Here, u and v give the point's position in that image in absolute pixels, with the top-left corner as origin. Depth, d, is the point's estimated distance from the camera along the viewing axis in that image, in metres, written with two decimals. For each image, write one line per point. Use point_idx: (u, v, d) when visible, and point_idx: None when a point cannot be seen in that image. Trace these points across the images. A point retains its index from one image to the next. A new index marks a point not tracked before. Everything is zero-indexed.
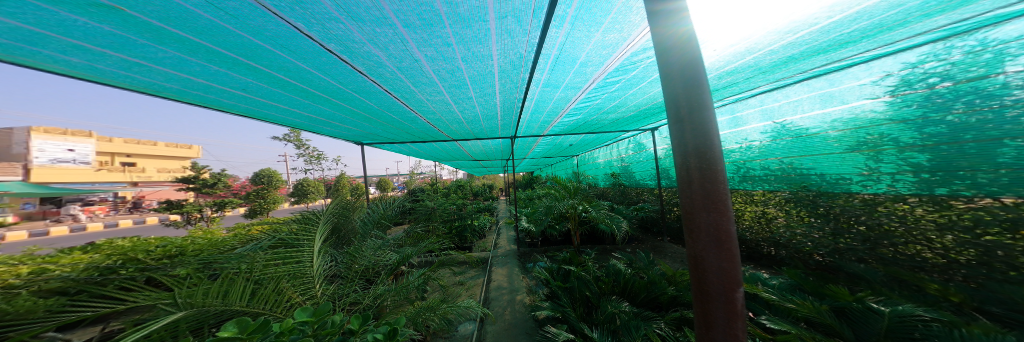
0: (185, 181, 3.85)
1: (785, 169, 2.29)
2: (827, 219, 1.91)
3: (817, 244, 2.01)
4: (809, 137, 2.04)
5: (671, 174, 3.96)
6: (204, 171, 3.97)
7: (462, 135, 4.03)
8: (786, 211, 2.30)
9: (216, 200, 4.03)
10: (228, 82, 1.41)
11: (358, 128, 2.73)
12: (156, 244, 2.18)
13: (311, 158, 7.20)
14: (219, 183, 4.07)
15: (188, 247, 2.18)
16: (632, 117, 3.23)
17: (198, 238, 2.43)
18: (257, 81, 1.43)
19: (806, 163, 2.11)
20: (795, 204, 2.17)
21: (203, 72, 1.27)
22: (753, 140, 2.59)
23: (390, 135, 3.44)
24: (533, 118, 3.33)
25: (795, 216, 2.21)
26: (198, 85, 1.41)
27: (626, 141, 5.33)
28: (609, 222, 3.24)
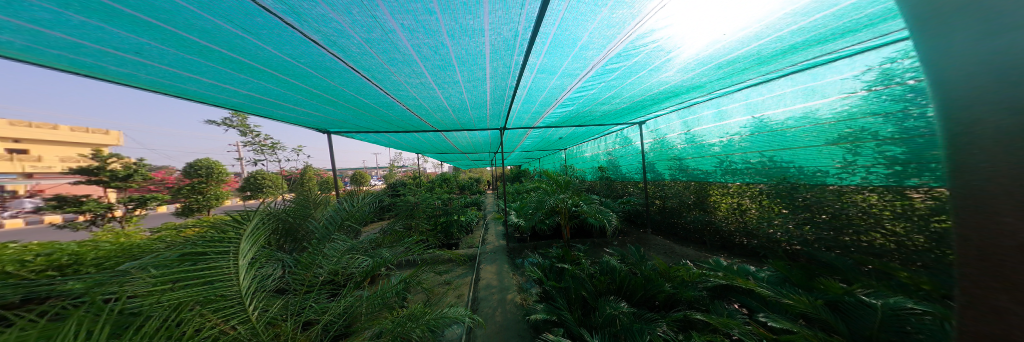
0: (84, 173, 3.05)
1: (764, 162, 2.40)
2: (800, 210, 2.05)
3: (790, 234, 2.14)
4: (784, 131, 2.20)
5: (656, 168, 4.06)
6: (113, 159, 3.20)
7: (448, 125, 3.75)
8: (762, 203, 2.43)
9: (136, 195, 3.30)
10: (103, 52, 0.97)
11: (323, 116, 2.32)
12: (35, 252, 1.67)
13: (266, 148, 6.29)
14: (136, 175, 3.30)
15: (87, 255, 1.70)
16: (624, 110, 3.20)
17: (103, 244, 1.93)
18: (169, 48, 1.01)
19: (785, 157, 2.21)
20: (773, 196, 2.29)
21: (50, 33, 0.83)
22: (734, 134, 2.72)
23: (366, 124, 3.05)
24: (524, 109, 3.15)
25: (771, 208, 2.34)
26: (57, 54, 0.95)
27: (614, 135, 5.38)
28: (599, 216, 3.26)
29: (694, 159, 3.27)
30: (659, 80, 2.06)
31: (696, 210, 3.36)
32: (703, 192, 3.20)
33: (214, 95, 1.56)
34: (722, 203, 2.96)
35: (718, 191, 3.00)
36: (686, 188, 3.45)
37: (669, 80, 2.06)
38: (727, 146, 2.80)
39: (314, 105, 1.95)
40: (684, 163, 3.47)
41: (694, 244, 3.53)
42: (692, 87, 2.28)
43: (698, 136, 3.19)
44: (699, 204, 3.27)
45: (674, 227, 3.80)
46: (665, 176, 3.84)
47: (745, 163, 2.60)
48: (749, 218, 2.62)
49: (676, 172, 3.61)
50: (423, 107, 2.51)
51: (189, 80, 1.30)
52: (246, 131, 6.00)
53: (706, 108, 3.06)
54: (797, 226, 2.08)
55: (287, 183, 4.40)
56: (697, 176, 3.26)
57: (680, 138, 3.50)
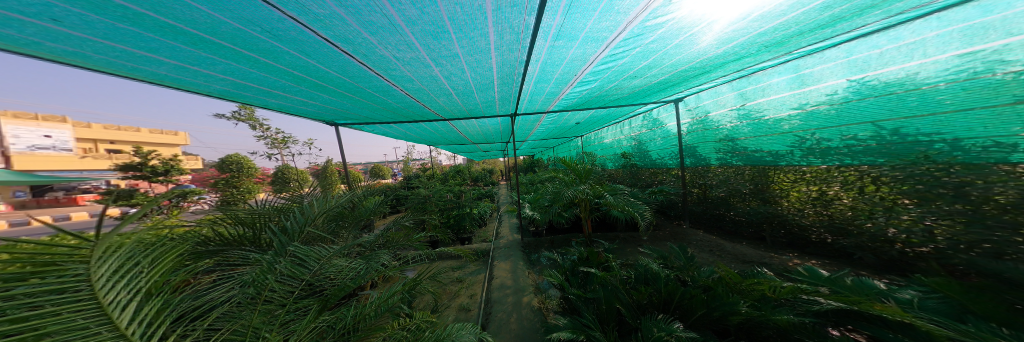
0: (127, 168, 3.41)
1: (878, 138, 1.70)
2: (940, 200, 1.46)
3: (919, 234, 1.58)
4: (918, 91, 1.50)
5: (697, 152, 3.39)
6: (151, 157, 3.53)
7: (455, 113, 3.49)
8: (862, 192, 1.83)
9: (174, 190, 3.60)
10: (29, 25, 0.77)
11: (320, 104, 2.15)
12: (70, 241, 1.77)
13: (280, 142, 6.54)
14: (170, 171, 3.66)
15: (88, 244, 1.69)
16: (658, 86, 2.58)
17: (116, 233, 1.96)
18: (102, 16, 0.78)
19: (923, 128, 1.51)
20: (890, 182, 1.66)
21: None
22: (814, 104, 2.01)
23: (368, 113, 2.87)
24: (540, 89, 2.72)
25: (881, 198, 1.72)
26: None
27: (641, 116, 4.70)
28: (629, 209, 2.80)
29: (757, 137, 2.57)
30: (727, 34, 1.49)
31: (753, 201, 2.73)
32: (761, 178, 2.59)
33: (197, 84, 1.40)
34: (793, 191, 2.34)
35: (786, 177, 2.38)
36: (737, 175, 2.83)
37: (740, 33, 1.48)
38: (810, 119, 2.07)
39: (305, 91, 1.76)
40: (739, 143, 2.79)
41: (748, 241, 2.95)
42: (765, 46, 1.66)
43: (758, 110, 2.50)
44: (757, 195, 2.66)
45: (720, 221, 3.23)
46: (713, 160, 3.15)
47: (839, 139, 1.90)
48: (836, 211, 2.04)
49: (726, 154, 2.96)
50: (419, 91, 2.21)
51: (152, 61, 1.08)
52: (260, 125, 6.22)
53: (774, 74, 2.26)
54: (934, 225, 1.51)
55: (307, 177, 4.60)
56: (756, 157, 2.62)
57: (733, 114, 2.81)
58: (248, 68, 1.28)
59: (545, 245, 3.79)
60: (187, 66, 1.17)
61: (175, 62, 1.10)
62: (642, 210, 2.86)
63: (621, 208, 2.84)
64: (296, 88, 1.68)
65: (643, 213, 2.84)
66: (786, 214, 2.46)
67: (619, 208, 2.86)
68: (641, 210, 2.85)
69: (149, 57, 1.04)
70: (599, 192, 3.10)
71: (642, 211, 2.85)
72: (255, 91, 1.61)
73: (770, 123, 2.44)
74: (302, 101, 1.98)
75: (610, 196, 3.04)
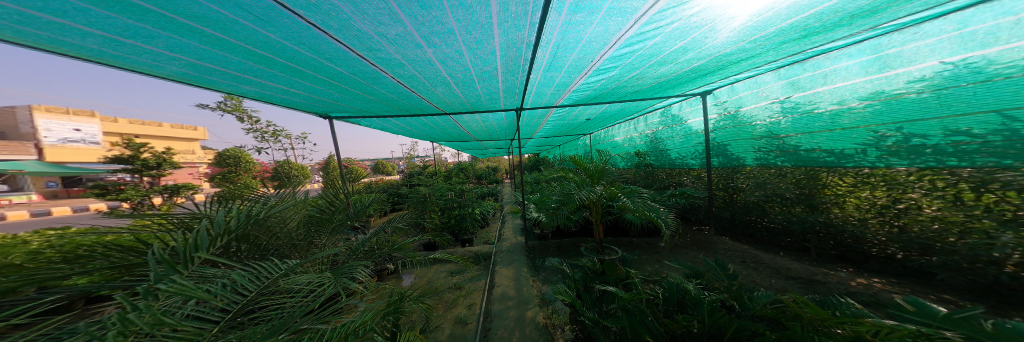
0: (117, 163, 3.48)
1: (1009, 132, 1.26)
2: None
3: None
4: None
5: (728, 150, 3.03)
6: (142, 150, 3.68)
7: (455, 106, 3.24)
8: (943, 201, 1.56)
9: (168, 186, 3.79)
10: None
11: (307, 94, 2.01)
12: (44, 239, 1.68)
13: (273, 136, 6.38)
14: (162, 164, 3.85)
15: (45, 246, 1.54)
16: (687, 74, 2.22)
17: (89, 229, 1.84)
18: None
19: None
20: (982, 192, 1.40)
21: None
22: (892, 93, 1.63)
23: (363, 106, 2.71)
24: (547, 79, 2.45)
25: (963, 207, 1.48)
26: None
27: (659, 112, 4.30)
28: (651, 215, 2.47)
29: (813, 133, 2.16)
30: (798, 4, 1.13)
31: (797, 208, 2.38)
32: (809, 182, 2.24)
33: (148, 64, 1.24)
34: (853, 197, 1.99)
35: (844, 180, 2.03)
36: (780, 178, 2.46)
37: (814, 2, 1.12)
38: (897, 109, 1.62)
39: (283, 76, 1.59)
40: (787, 139, 2.38)
41: (786, 251, 2.61)
42: (848, 17, 1.21)
43: (814, 101, 2.11)
44: (803, 201, 2.31)
45: (754, 227, 2.88)
46: (749, 160, 2.78)
47: (943, 135, 1.47)
48: (914, 223, 1.70)
49: (768, 153, 2.56)
50: (408, 78, 1.96)
51: (75, 32, 0.90)
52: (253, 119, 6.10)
53: (842, 56, 1.86)
54: None
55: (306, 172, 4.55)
56: (808, 157, 2.22)
57: (780, 106, 2.41)
58: (197, 43, 1.08)
59: (551, 249, 3.78)
60: (118, 39, 0.98)
61: (101, 33, 0.91)
62: (666, 216, 2.53)
63: (641, 214, 2.51)
64: (270, 72, 1.51)
65: (667, 219, 2.51)
66: (841, 223, 2.10)
67: (638, 214, 2.52)
68: (666, 217, 2.52)
69: (63, 24, 0.84)
70: (616, 194, 2.78)
71: (666, 217, 2.51)
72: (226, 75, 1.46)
73: (825, 118, 2.07)
74: (281, 89, 1.83)
75: (628, 199, 2.71)
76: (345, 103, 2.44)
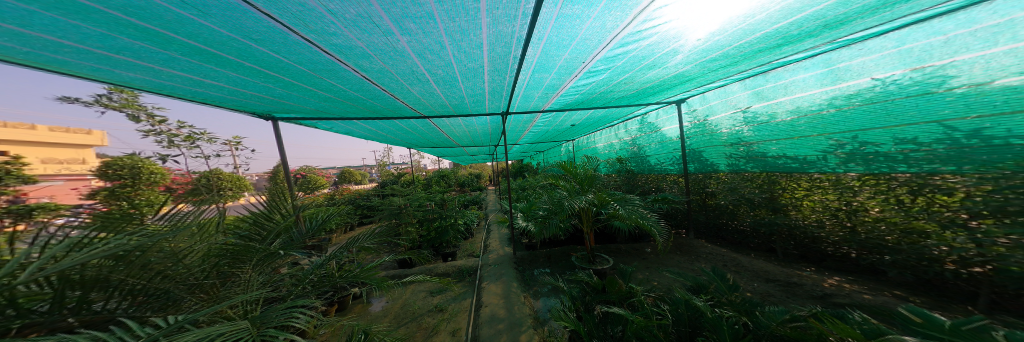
0: None
1: (950, 141, 1.41)
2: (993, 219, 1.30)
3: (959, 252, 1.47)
4: (994, 87, 1.23)
5: (703, 157, 3.17)
6: None
7: (435, 108, 2.95)
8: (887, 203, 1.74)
9: None
10: None
11: (237, 90, 1.60)
12: None
13: None
14: None
15: None
16: (670, 80, 2.27)
17: None
18: None
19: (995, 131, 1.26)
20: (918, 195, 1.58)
21: None
22: (845, 103, 1.79)
23: (319, 107, 2.30)
24: (534, 81, 2.34)
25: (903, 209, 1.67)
26: None
27: (637, 119, 4.50)
28: (642, 222, 2.42)
29: (778, 140, 2.32)
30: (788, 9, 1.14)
31: (764, 211, 2.57)
32: (774, 187, 2.41)
33: None
34: (808, 200, 2.19)
35: (803, 185, 2.22)
36: (748, 183, 2.62)
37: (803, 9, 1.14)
38: (853, 119, 1.78)
39: (192, 63, 1.20)
40: (755, 146, 2.55)
41: (757, 252, 2.78)
42: (822, 25, 1.30)
43: (776, 111, 2.29)
44: (770, 205, 2.48)
45: (728, 230, 3.04)
46: (722, 166, 2.94)
47: (893, 143, 1.62)
48: (863, 224, 1.88)
49: (739, 160, 2.72)
50: (374, 73, 1.67)
51: None
52: None
53: (798, 69, 2.04)
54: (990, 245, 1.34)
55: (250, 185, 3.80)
56: (775, 163, 2.39)
57: (746, 115, 2.59)
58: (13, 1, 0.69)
59: (540, 260, 3.63)
60: None
61: None
62: (656, 223, 2.52)
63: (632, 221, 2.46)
64: (163, 54, 1.10)
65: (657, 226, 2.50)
66: (802, 225, 2.29)
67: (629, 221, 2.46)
68: (655, 223, 2.51)
69: None
70: (606, 201, 2.73)
71: (655, 224, 2.50)
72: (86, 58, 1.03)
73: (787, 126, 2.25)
74: (190, 81, 1.39)
75: (618, 206, 2.66)
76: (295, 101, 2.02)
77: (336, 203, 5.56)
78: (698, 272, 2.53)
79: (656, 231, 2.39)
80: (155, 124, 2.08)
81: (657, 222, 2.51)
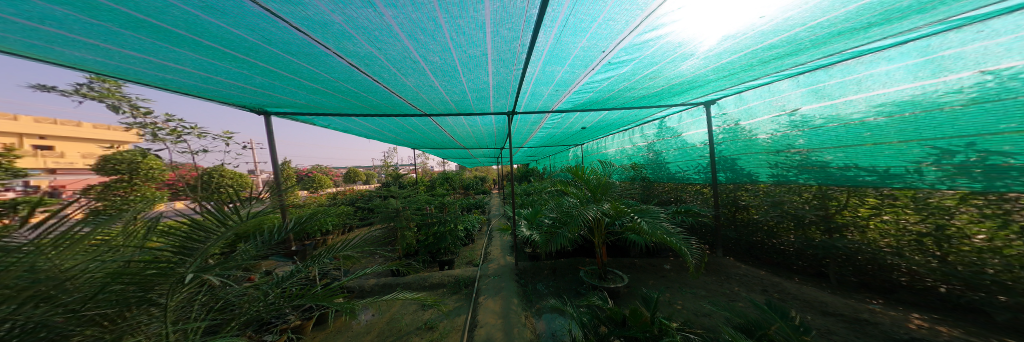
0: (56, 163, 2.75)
1: None
2: None
3: None
4: None
5: (738, 165, 2.75)
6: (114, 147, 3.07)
7: (437, 104, 2.73)
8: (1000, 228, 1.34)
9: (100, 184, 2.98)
10: None
11: (207, 77, 1.41)
12: None
13: None
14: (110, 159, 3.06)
15: None
16: (706, 73, 1.94)
17: None
18: None
19: None
20: None
21: None
22: (948, 102, 1.37)
23: (311, 100, 2.13)
24: (545, 73, 2.09)
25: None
26: None
27: (654, 123, 4.16)
28: (669, 240, 1.93)
29: (844, 148, 1.86)
30: None
31: (813, 230, 2.17)
32: (829, 202, 2.01)
33: None
34: (878, 220, 1.79)
35: (869, 201, 1.82)
36: (794, 195, 2.22)
37: None
38: (965, 120, 1.33)
39: (141, 40, 1.00)
40: (811, 154, 2.09)
41: (803, 277, 2.34)
42: None
43: (839, 112, 1.86)
44: (824, 223, 2.07)
45: (764, 248, 2.60)
46: (765, 177, 2.47)
47: None
48: (961, 254, 1.48)
49: (788, 170, 2.25)
50: (360, 59, 1.45)
51: None
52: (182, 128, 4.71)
53: (879, 61, 1.62)
54: None
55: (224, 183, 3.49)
56: (838, 174, 1.93)
57: (796, 118, 2.16)
58: None
59: (544, 273, 3.30)
60: None
61: None
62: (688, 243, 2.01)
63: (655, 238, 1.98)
64: (102, 27, 0.89)
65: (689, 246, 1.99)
66: (868, 249, 1.88)
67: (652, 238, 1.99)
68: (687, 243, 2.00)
69: None
70: (624, 212, 2.37)
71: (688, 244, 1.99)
72: (8, 28, 0.84)
73: (853, 132, 1.80)
74: (154, 65, 1.22)
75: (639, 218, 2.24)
76: (278, 93, 1.82)
77: (336, 204, 5.48)
78: (730, 297, 2.14)
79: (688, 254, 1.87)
80: (137, 115, 1.99)
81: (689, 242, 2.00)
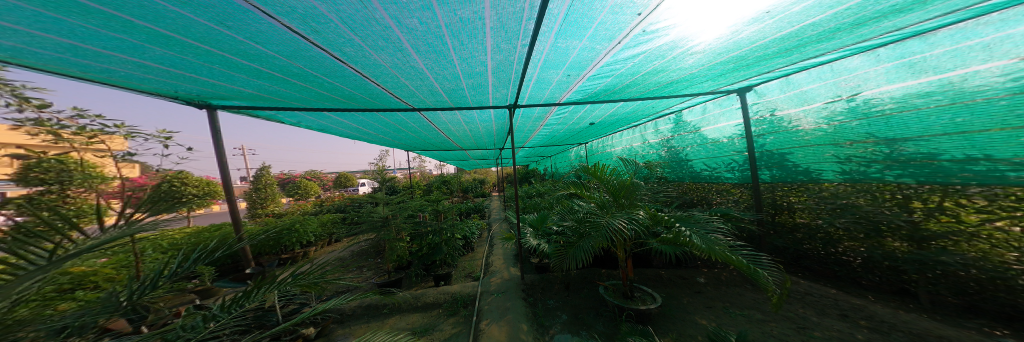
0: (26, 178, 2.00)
1: None
2: None
3: None
4: None
5: (785, 161, 2.31)
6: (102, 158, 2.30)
7: (425, 95, 2.26)
8: None
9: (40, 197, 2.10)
10: None
11: (68, 44, 0.94)
12: None
13: None
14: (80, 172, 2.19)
15: None
16: (766, 44, 1.51)
17: None
18: None
19: None
20: None
21: None
22: None
23: (261, 89, 1.67)
24: (559, 47, 1.64)
25: None
26: None
27: (670, 117, 3.75)
28: (734, 258, 1.31)
29: (970, 134, 1.35)
30: None
31: (891, 240, 1.77)
32: (914, 205, 1.64)
33: None
34: (994, 228, 1.39)
35: (981, 205, 1.42)
36: (863, 196, 1.83)
37: None
38: None
39: None
40: (907, 143, 1.60)
41: (879, 294, 1.92)
42: None
43: (948, 88, 1.39)
44: (905, 231, 1.69)
45: (818, 259, 2.24)
46: (824, 174, 2.05)
47: None
48: None
49: (867, 165, 1.77)
50: (300, 19, 0.99)
51: None
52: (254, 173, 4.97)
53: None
54: None
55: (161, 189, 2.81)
56: (954, 169, 1.44)
57: (877, 100, 1.69)
58: None
59: (556, 288, 2.89)
60: None
61: None
62: (768, 267, 1.35)
63: (713, 257, 1.37)
64: None
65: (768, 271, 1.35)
66: (980, 266, 1.46)
67: (706, 256, 1.39)
68: (765, 267, 1.35)
69: None
70: (665, 220, 1.82)
71: (768, 269, 1.33)
72: None
73: (975, 113, 1.33)
74: None
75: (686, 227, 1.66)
76: (208, 76, 1.36)
77: (323, 212, 5.01)
78: (799, 322, 1.66)
79: (771, 285, 1.22)
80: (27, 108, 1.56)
81: (769, 265, 1.35)
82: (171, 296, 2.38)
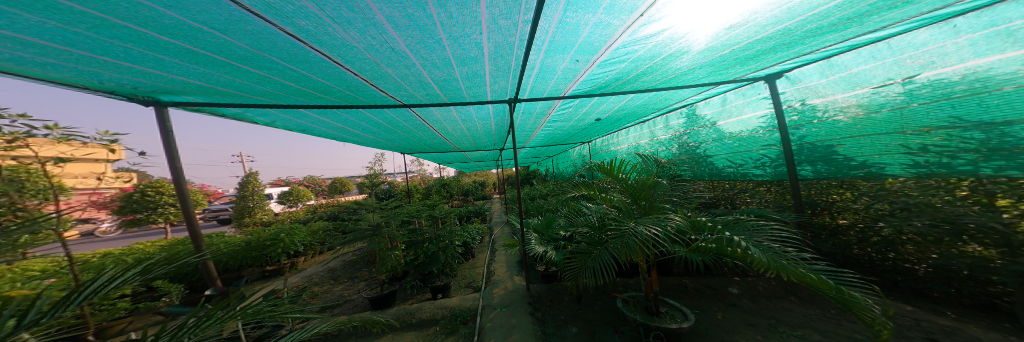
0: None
1: None
2: None
3: None
4: None
5: (831, 154, 1.98)
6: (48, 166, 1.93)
7: (414, 88, 1.97)
8: None
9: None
10: None
11: None
12: None
13: None
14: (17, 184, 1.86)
15: None
16: (837, 8, 1.19)
17: None
18: None
19: None
20: None
21: None
22: None
23: (208, 79, 1.37)
24: (566, 23, 1.33)
25: None
26: None
27: (683, 111, 3.45)
28: (815, 278, 0.96)
29: None
30: None
31: (976, 247, 1.46)
32: (1000, 203, 1.36)
33: None
34: None
35: None
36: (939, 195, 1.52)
37: None
38: None
39: None
40: (1015, 127, 1.27)
41: (959, 310, 1.61)
42: None
43: None
44: (995, 235, 1.37)
45: (867, 267, 1.93)
46: (884, 168, 1.71)
47: None
48: None
49: (952, 156, 1.44)
50: None
51: None
52: (244, 184, 4.73)
53: None
54: None
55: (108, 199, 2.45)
56: None
57: (956, 79, 1.40)
58: None
59: (566, 301, 2.60)
60: None
61: None
62: (857, 286, 1.03)
63: (784, 275, 1.03)
64: None
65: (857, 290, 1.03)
66: None
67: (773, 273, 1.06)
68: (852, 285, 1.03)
69: None
70: (706, 226, 1.49)
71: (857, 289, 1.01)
72: None
73: None
74: None
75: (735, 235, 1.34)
76: (119, 57, 1.05)
77: (314, 220, 4.73)
78: None
79: (875, 313, 0.90)
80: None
81: (857, 284, 1.03)
82: (124, 324, 2.06)
